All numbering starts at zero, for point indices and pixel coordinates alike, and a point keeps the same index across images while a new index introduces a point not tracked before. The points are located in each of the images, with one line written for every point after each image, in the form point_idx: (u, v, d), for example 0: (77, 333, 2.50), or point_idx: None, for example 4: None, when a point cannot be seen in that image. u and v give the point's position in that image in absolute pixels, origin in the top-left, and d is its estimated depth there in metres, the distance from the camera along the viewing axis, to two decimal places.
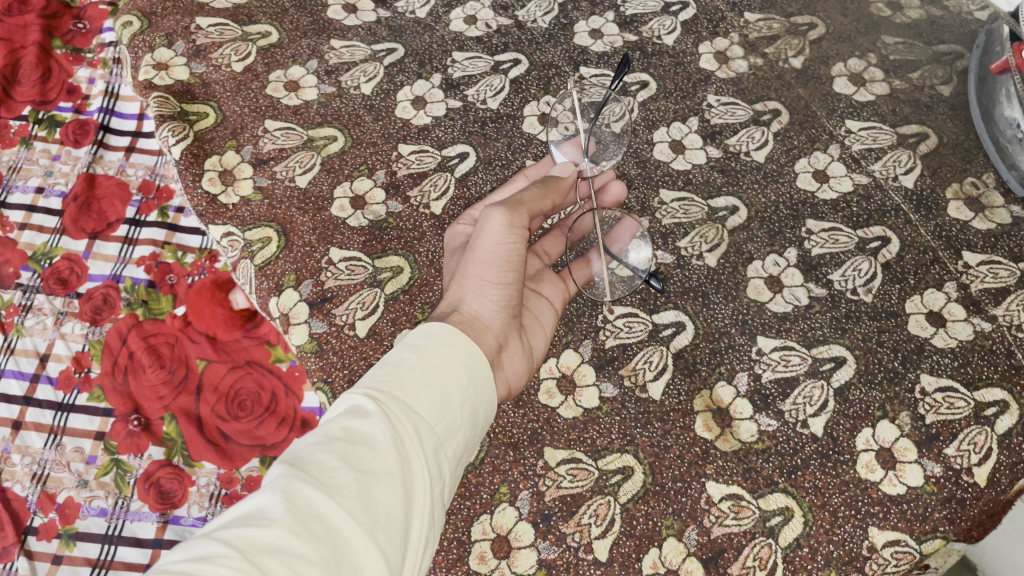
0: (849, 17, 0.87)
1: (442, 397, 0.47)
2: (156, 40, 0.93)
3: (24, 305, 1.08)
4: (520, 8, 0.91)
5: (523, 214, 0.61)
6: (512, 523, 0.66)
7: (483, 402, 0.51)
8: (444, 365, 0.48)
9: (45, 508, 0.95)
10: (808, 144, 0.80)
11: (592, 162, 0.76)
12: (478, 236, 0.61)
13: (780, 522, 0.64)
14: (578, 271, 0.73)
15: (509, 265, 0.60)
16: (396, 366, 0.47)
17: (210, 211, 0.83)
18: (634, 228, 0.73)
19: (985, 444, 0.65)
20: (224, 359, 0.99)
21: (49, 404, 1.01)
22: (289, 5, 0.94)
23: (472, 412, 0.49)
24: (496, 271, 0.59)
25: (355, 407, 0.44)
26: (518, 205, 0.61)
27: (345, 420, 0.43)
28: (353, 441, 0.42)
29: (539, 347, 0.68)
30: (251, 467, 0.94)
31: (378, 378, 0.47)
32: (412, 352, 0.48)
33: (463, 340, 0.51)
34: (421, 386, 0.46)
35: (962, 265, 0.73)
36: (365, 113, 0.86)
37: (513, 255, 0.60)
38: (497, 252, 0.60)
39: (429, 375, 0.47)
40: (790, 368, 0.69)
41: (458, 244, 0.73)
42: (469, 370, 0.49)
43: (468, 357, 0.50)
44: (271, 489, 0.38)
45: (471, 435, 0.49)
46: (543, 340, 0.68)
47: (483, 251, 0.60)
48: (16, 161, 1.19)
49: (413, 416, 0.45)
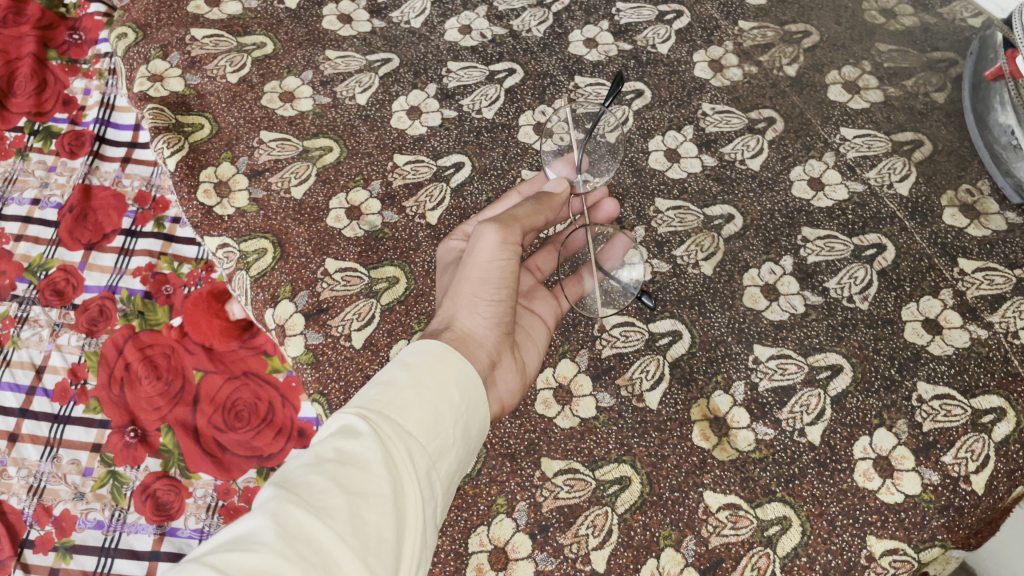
0: (843, 25, 0.87)
1: (434, 416, 0.47)
2: (151, 52, 0.93)
3: (20, 317, 1.07)
4: (514, 18, 0.91)
5: (516, 230, 0.61)
6: (509, 534, 0.65)
7: (476, 420, 0.51)
8: (436, 384, 0.48)
9: (42, 521, 0.95)
10: (803, 151, 0.80)
11: (586, 176, 0.76)
12: (471, 253, 0.60)
13: (778, 532, 0.64)
14: (570, 288, 0.73)
15: (502, 282, 0.59)
16: (388, 385, 0.47)
17: (205, 223, 0.83)
18: (626, 245, 0.73)
19: (983, 452, 0.65)
20: (220, 369, 0.98)
21: (45, 416, 1.01)
22: (284, 15, 0.94)
23: (464, 430, 0.49)
24: (489, 288, 0.59)
25: (346, 427, 0.44)
26: (510, 222, 0.61)
27: (336, 441, 0.43)
28: (344, 463, 0.42)
29: (532, 364, 0.68)
30: (248, 478, 0.94)
31: (370, 398, 0.47)
32: (404, 370, 0.48)
33: (455, 358, 0.51)
34: (413, 406, 0.46)
35: (957, 272, 0.73)
36: (360, 124, 0.86)
37: (506, 272, 0.60)
38: (490, 268, 0.59)
39: (421, 394, 0.47)
40: (787, 376, 0.69)
41: (452, 260, 0.72)
42: (461, 389, 0.50)
43: (459, 375, 0.50)
44: (261, 512, 0.38)
45: (463, 453, 0.49)
46: (536, 358, 0.68)
47: (477, 267, 0.60)
48: (11, 172, 1.18)
49: (406, 436, 0.45)
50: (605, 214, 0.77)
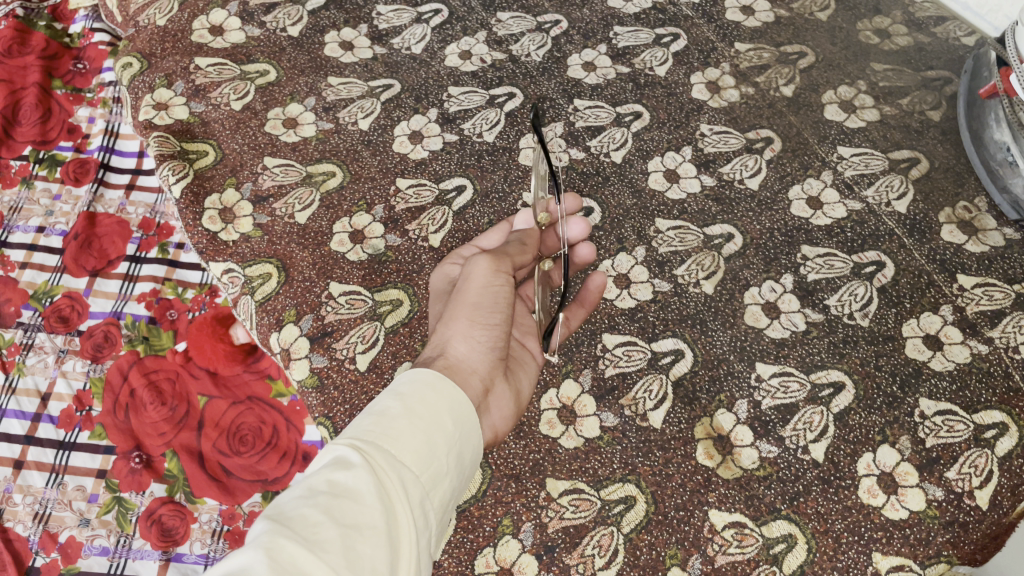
0: (838, 45, 0.88)
1: (428, 446, 0.47)
2: (156, 81, 0.95)
3: (25, 344, 1.08)
4: (514, 43, 0.92)
5: (508, 262, 0.62)
6: (515, 556, 0.65)
7: (469, 449, 0.51)
8: (430, 414, 0.49)
9: (47, 548, 0.94)
10: (801, 170, 0.81)
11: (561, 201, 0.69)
12: (464, 281, 0.61)
13: (784, 549, 0.64)
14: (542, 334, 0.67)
15: (497, 307, 0.60)
16: (381, 416, 0.47)
17: (210, 248, 0.83)
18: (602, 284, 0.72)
19: (986, 467, 0.66)
20: (224, 395, 1.00)
21: (50, 443, 1.01)
22: (287, 43, 0.95)
23: (458, 459, 0.49)
24: (485, 312, 0.59)
25: (339, 459, 0.44)
26: (502, 255, 0.62)
27: (330, 473, 0.43)
28: (338, 495, 0.42)
29: (526, 389, 0.65)
30: (253, 501, 0.94)
31: (364, 429, 0.47)
32: (397, 400, 0.49)
33: (449, 386, 0.51)
34: (407, 435, 0.47)
35: (957, 288, 0.73)
36: (363, 148, 0.87)
37: (500, 298, 0.60)
38: (485, 293, 0.60)
39: (414, 423, 0.48)
40: (789, 394, 0.69)
41: (445, 286, 0.73)
42: (455, 417, 0.50)
43: (453, 403, 0.50)
44: (254, 546, 0.38)
45: (457, 481, 0.49)
46: (529, 385, 0.65)
47: (472, 293, 0.60)
48: (16, 202, 1.19)
49: (399, 466, 0.45)
50: (584, 255, 0.73)
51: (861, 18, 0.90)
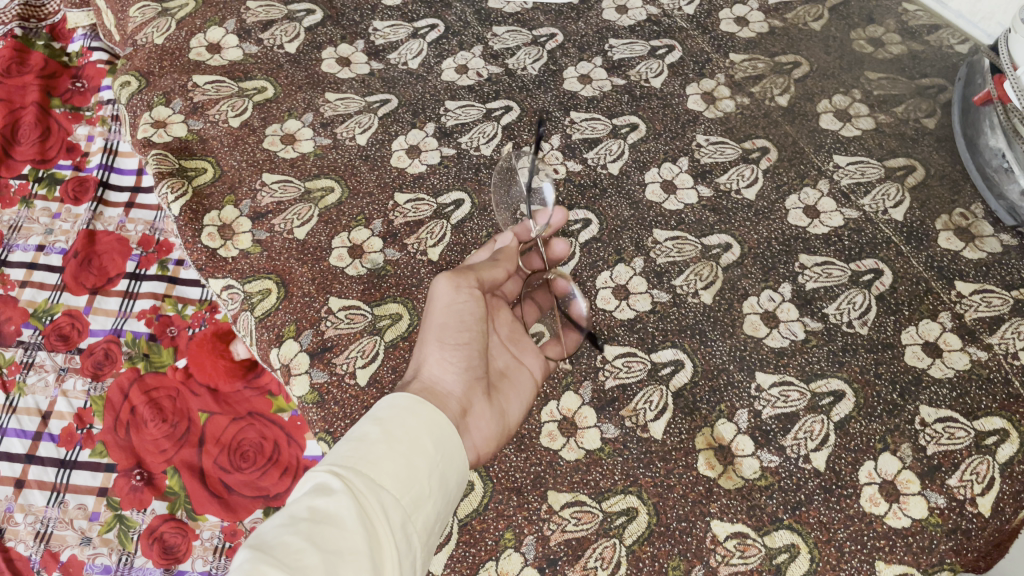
0: (832, 55, 0.89)
1: (407, 470, 0.47)
2: (154, 99, 0.95)
3: (26, 363, 1.08)
4: (510, 57, 0.93)
5: (471, 276, 0.62)
6: (517, 569, 0.65)
7: (452, 472, 0.51)
8: (408, 437, 0.49)
9: (49, 567, 0.93)
10: (798, 180, 0.81)
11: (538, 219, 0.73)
12: (430, 304, 0.61)
13: (786, 559, 0.64)
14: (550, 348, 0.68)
15: (464, 325, 0.60)
16: (360, 441, 0.48)
17: (209, 264, 0.84)
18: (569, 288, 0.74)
19: (988, 474, 0.65)
20: (225, 411, 1.00)
21: (51, 461, 1.00)
22: (284, 60, 0.96)
23: (441, 482, 0.49)
24: (452, 332, 0.59)
25: (320, 486, 0.44)
26: (465, 270, 0.62)
27: (311, 500, 0.43)
28: (319, 521, 0.42)
29: (514, 414, 0.64)
30: (254, 518, 0.94)
31: (343, 455, 0.47)
32: (376, 425, 0.49)
33: (427, 409, 0.51)
34: (386, 460, 0.47)
35: (955, 295, 0.74)
36: (361, 163, 0.87)
37: (467, 315, 0.60)
38: (450, 313, 0.60)
39: (394, 448, 0.48)
40: (789, 404, 0.70)
41: None
42: (435, 440, 0.50)
43: (433, 425, 0.50)
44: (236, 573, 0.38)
45: (442, 504, 0.49)
46: (520, 408, 0.64)
47: (437, 315, 0.60)
48: (16, 221, 1.19)
49: (379, 491, 0.45)
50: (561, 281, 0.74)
51: (855, 27, 0.91)
